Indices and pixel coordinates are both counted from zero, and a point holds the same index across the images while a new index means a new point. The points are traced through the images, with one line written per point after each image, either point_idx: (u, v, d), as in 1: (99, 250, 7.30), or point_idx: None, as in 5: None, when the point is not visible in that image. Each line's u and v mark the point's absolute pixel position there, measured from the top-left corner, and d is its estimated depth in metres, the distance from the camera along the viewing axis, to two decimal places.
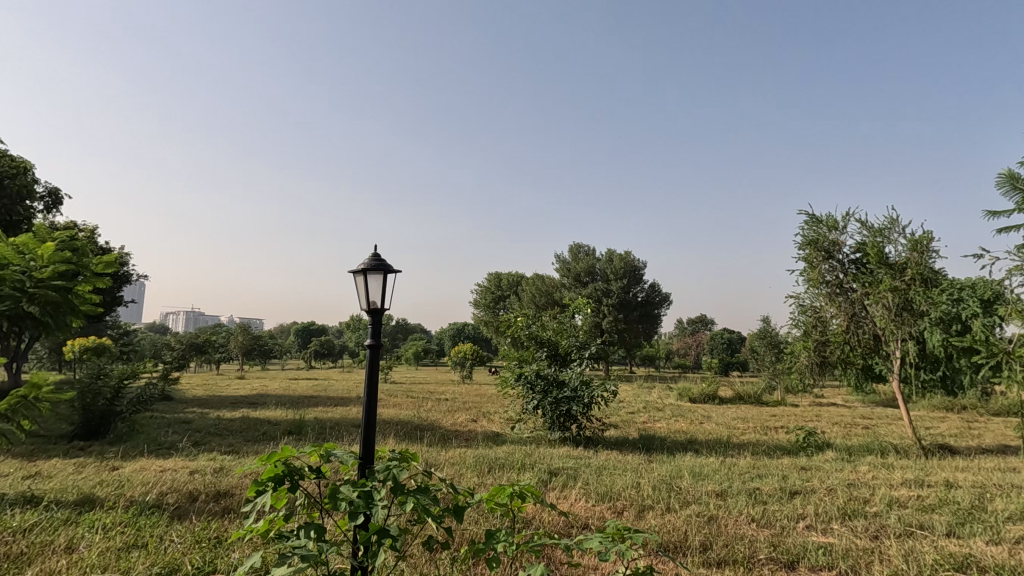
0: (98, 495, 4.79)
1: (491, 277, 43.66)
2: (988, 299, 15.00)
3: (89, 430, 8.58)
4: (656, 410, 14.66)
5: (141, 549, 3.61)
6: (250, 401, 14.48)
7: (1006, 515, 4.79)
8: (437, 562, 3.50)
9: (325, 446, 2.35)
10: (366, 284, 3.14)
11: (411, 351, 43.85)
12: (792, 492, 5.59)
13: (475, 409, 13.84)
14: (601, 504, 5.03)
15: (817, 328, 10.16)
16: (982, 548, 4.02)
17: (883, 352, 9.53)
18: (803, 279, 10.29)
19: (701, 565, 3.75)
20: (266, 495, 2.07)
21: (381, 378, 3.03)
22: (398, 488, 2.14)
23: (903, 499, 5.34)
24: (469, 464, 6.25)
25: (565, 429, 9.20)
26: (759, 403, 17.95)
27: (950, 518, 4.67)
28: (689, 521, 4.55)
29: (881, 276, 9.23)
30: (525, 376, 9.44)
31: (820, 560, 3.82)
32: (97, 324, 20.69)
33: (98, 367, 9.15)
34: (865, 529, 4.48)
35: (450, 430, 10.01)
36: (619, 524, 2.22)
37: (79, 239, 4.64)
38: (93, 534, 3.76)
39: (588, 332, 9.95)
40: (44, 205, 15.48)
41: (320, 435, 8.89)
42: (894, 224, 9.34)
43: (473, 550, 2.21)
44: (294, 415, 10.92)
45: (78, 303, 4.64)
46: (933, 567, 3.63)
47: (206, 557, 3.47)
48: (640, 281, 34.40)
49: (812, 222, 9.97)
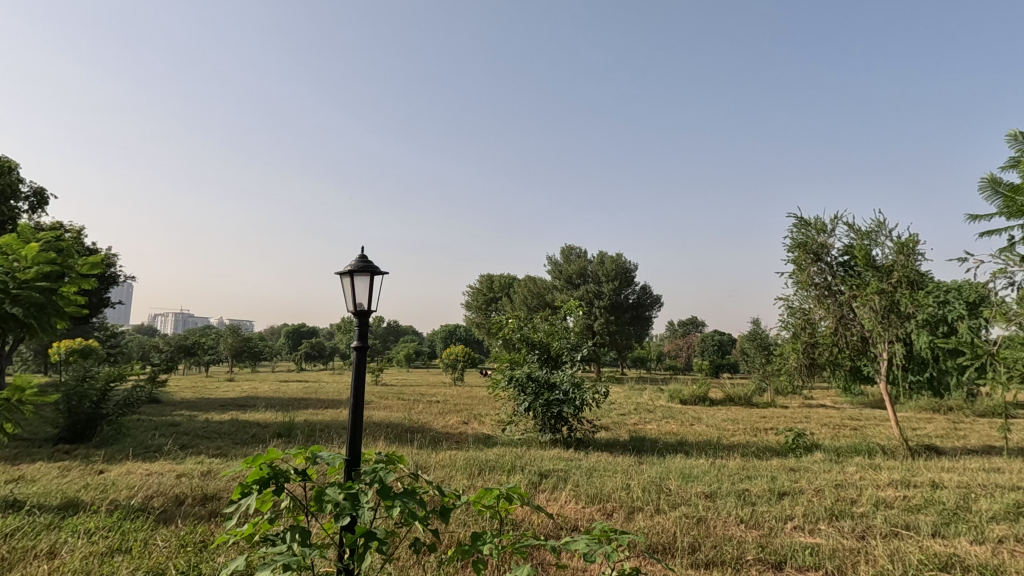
0: (82, 500, 4.72)
1: (484, 278, 43.75)
2: (973, 301, 15.23)
3: (74, 433, 8.47)
4: (648, 411, 14.78)
5: (125, 553, 3.57)
6: (240, 403, 14.37)
7: (990, 516, 4.85)
8: (424, 564, 3.50)
9: (311, 448, 2.32)
10: (352, 285, 3.13)
11: (403, 353, 43.78)
12: (781, 493, 5.66)
13: (467, 410, 13.88)
14: (591, 506, 5.04)
15: (806, 330, 10.23)
16: (967, 548, 4.06)
17: (871, 353, 9.62)
18: (793, 281, 10.37)
19: (690, 566, 3.77)
20: (250, 498, 2.05)
21: (368, 380, 3.02)
22: (385, 491, 2.11)
23: (889, 500, 5.40)
24: (460, 465, 6.26)
25: (556, 430, 9.23)
26: (750, 404, 18.21)
27: (935, 518, 4.72)
28: (679, 522, 4.56)
29: (868, 278, 9.34)
30: (517, 377, 9.41)
31: (807, 560, 3.84)
32: (84, 326, 20.48)
33: (84, 370, 9.04)
34: (852, 529, 4.52)
35: (442, 432, 10.01)
36: (605, 525, 2.22)
37: (65, 240, 4.58)
38: (75, 539, 3.70)
39: (580, 333, 9.96)
40: (29, 205, 15.31)
41: (311, 438, 8.86)
42: (880, 227, 9.46)
43: (459, 552, 2.20)
44: (285, 418, 10.85)
45: (62, 303, 4.56)
46: (918, 566, 3.66)
47: (192, 562, 3.43)
48: (632, 282, 34.59)
49: (801, 224, 10.05)
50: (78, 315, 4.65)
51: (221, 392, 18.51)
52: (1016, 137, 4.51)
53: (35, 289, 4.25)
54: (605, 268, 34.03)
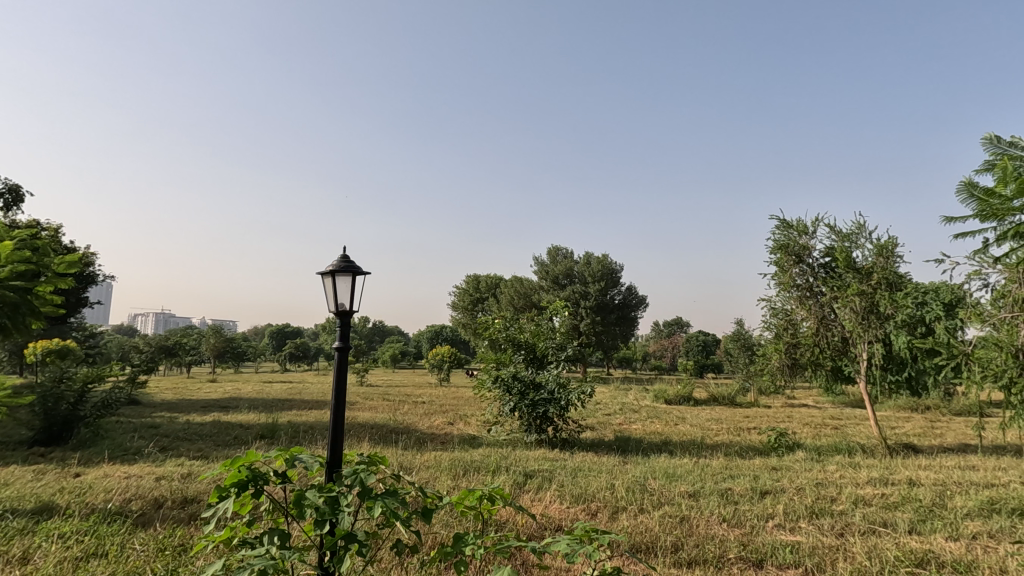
0: (57, 503, 4.62)
1: (470, 278, 43.57)
2: (950, 302, 15.55)
3: (51, 436, 8.29)
4: (633, 411, 14.87)
5: (100, 558, 3.51)
6: (221, 404, 14.14)
7: (964, 513, 4.96)
8: (406, 565, 3.50)
9: (291, 450, 2.28)
10: (334, 285, 3.11)
11: (389, 354, 43.57)
12: (762, 492, 5.70)
13: (453, 411, 13.85)
14: (575, 506, 5.06)
15: (788, 330, 10.36)
16: (942, 544, 4.14)
17: (851, 353, 9.77)
18: (775, 283, 10.50)
19: (672, 566, 3.79)
20: (228, 501, 2.02)
21: (349, 382, 2.99)
22: (366, 493, 2.09)
23: (868, 498, 5.49)
24: (444, 467, 6.22)
25: (542, 431, 9.24)
26: (733, 403, 18.43)
27: (912, 516, 4.81)
28: (662, 522, 4.58)
29: (849, 280, 9.48)
30: (503, 378, 9.44)
31: (787, 558, 3.89)
32: (61, 326, 20.01)
33: (61, 370, 8.84)
34: (831, 527, 4.59)
35: (428, 433, 9.99)
36: (587, 525, 2.22)
37: (40, 238, 4.47)
38: (49, 543, 3.62)
39: (566, 334, 9.98)
40: (5, 202, 14.95)
41: (294, 439, 8.76)
42: (861, 230, 9.62)
43: (440, 554, 2.18)
44: (267, 420, 10.71)
45: (39, 304, 4.47)
46: (895, 564, 3.71)
47: (170, 565, 3.38)
48: (618, 283, 34.75)
49: (783, 226, 10.18)
50: (54, 315, 4.55)
51: (201, 393, 18.20)
52: (992, 140, 4.50)
53: (9, 288, 4.16)
54: (590, 269, 34.11)
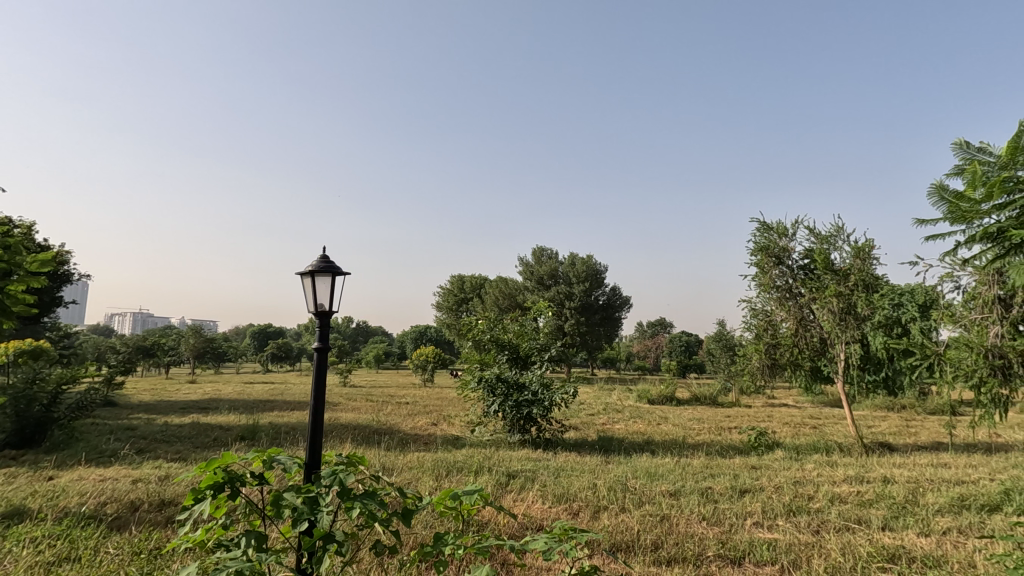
0: (29, 507, 4.51)
1: (454, 279, 43.42)
2: (924, 304, 15.91)
3: (23, 439, 8.07)
4: (618, 412, 14.94)
5: (73, 562, 3.45)
6: (200, 406, 13.90)
7: (936, 509, 5.09)
8: (387, 565, 3.51)
9: (268, 451, 2.25)
10: (314, 286, 3.09)
11: (372, 354, 43.26)
12: (741, 491, 5.77)
13: (436, 412, 13.80)
14: (557, 505, 5.08)
15: (768, 331, 10.50)
16: (913, 540, 4.25)
17: (829, 354, 9.96)
18: (755, 284, 10.64)
19: (651, 564, 3.83)
20: (204, 504, 2.00)
21: (328, 382, 2.97)
22: (344, 493, 2.08)
23: (843, 495, 5.60)
24: (426, 467, 6.19)
25: (525, 431, 9.26)
26: (715, 403, 18.64)
27: (886, 513, 4.92)
28: (643, 521, 4.62)
29: (827, 281, 9.65)
30: (486, 379, 9.44)
31: (764, 555, 3.95)
32: (34, 326, 19.53)
33: (34, 371, 8.63)
34: (807, 525, 4.67)
35: (411, 433, 9.95)
36: (565, 523, 2.24)
37: (13, 236, 4.34)
38: (21, 548, 3.55)
39: (549, 334, 10.02)
40: None
41: (275, 440, 8.68)
42: (839, 232, 9.81)
43: (420, 554, 2.17)
44: (248, 421, 10.57)
45: (9, 304, 4.35)
46: (868, 560, 3.79)
47: (145, 568, 3.34)
48: (602, 284, 34.91)
49: (764, 229, 10.34)
50: (26, 315, 4.42)
51: (180, 395, 17.91)
52: (961, 146, 4.58)
53: None
54: (575, 269, 34.25)
